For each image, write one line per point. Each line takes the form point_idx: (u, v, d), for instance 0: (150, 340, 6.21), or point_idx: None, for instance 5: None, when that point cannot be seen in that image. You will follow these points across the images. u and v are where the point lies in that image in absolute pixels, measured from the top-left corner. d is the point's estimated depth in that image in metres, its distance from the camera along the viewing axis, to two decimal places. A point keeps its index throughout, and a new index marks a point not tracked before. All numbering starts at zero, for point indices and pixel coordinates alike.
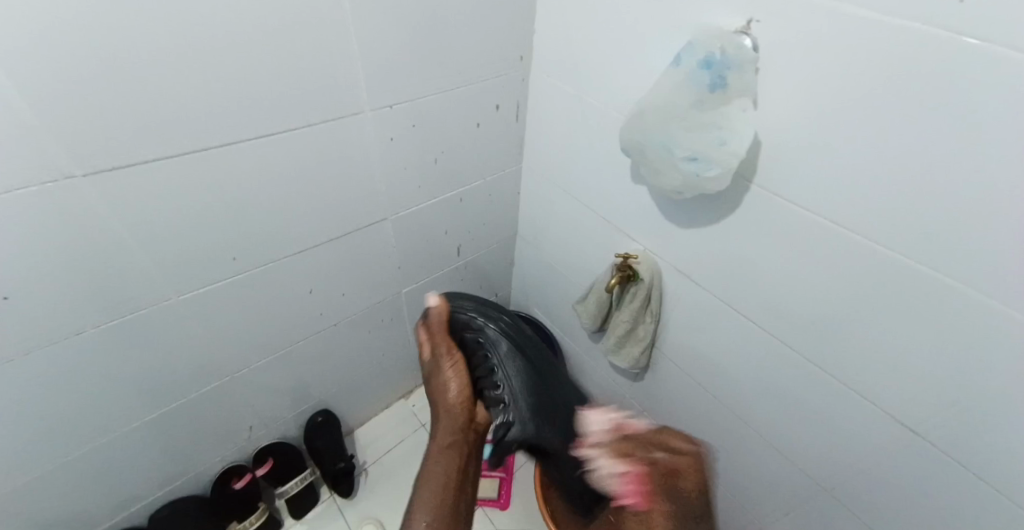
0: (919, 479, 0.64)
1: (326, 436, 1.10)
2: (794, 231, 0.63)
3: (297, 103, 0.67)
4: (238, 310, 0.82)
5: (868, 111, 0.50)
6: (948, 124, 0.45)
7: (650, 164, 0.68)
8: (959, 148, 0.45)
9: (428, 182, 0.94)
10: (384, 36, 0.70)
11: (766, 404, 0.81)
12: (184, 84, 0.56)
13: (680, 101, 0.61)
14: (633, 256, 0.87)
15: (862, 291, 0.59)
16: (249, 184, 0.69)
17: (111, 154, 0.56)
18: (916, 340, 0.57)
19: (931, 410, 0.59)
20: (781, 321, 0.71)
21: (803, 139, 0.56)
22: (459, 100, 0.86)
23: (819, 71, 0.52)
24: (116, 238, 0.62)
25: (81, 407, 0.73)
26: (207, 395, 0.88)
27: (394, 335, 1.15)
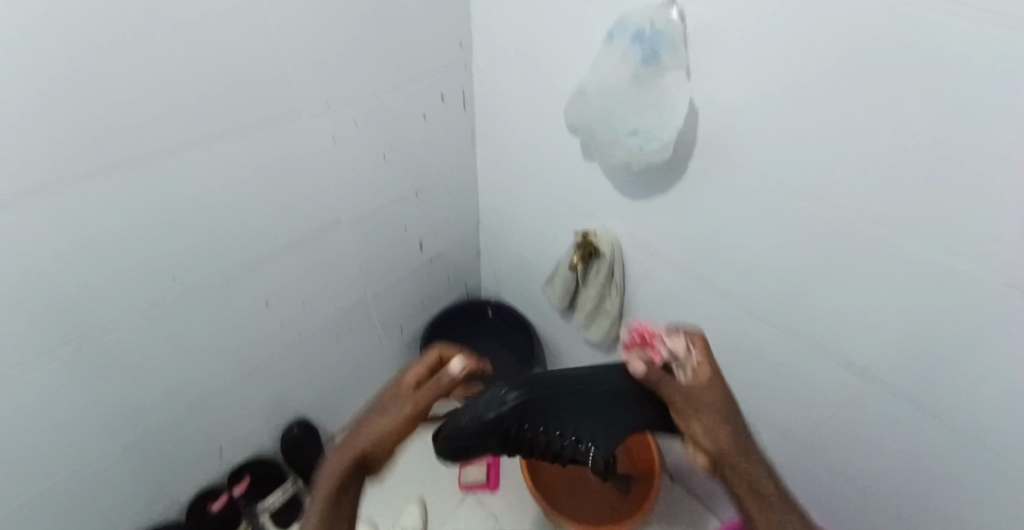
0: (919, 454, 0.62)
1: (305, 446, 1.08)
2: (756, 203, 0.60)
3: (223, 115, 0.60)
4: (192, 336, 0.75)
5: (815, 84, 0.47)
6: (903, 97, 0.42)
7: (598, 141, 0.67)
8: (916, 122, 0.42)
9: (384, 183, 0.87)
10: (321, 25, 0.63)
11: (744, 378, 0.79)
12: (90, 104, 0.49)
13: (617, 77, 0.59)
14: (592, 233, 0.85)
15: (828, 261, 0.57)
16: (190, 200, 0.63)
17: (27, 183, 0.49)
18: (900, 316, 0.54)
19: (917, 382, 0.57)
20: (762, 301, 0.68)
21: (755, 109, 0.54)
22: (407, 90, 0.79)
23: (760, 41, 0.49)
24: (43, 275, 0.55)
25: (35, 456, 0.67)
26: (175, 424, 0.83)
27: (367, 338, 1.10)
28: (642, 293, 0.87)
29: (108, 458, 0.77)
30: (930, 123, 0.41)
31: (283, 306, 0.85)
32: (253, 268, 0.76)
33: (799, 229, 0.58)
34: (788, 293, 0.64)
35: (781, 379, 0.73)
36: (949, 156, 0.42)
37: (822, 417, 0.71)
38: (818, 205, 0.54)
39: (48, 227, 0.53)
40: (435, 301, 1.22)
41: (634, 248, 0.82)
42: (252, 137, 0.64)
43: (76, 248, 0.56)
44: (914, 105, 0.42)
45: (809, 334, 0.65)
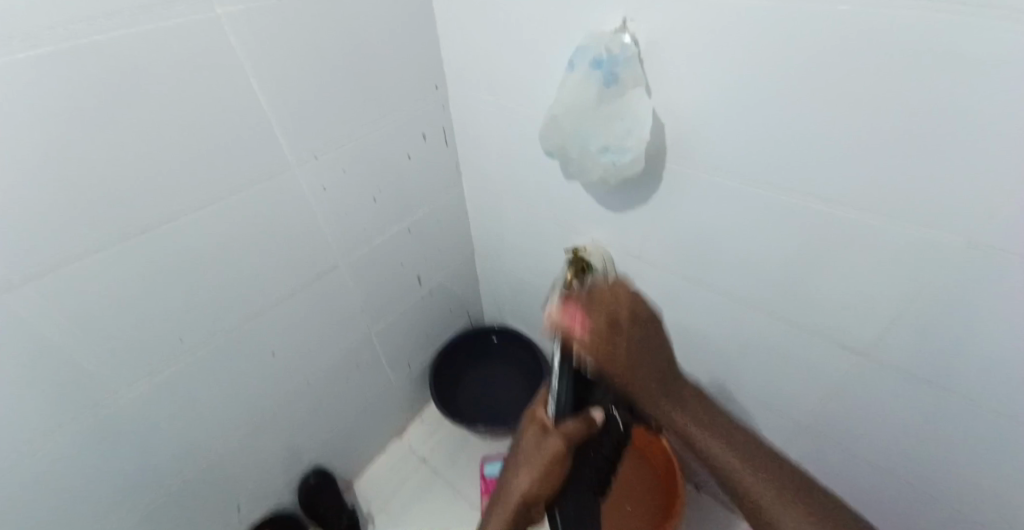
0: (928, 424, 0.63)
1: (324, 497, 1.08)
2: (733, 200, 0.63)
3: (220, 176, 0.63)
4: (206, 392, 0.76)
5: (770, 76, 0.51)
6: (857, 77, 0.45)
7: (575, 162, 0.69)
8: (874, 96, 0.45)
9: (376, 222, 0.89)
10: (307, 84, 0.68)
11: (749, 372, 0.80)
12: (96, 177, 0.53)
13: (583, 102, 0.62)
14: (583, 249, 0.85)
15: (808, 248, 0.59)
16: (194, 260, 0.65)
17: (41, 258, 0.52)
18: (886, 290, 0.56)
19: (914, 352, 0.58)
20: (754, 293, 0.70)
21: (719, 115, 0.57)
22: (390, 134, 0.83)
23: (710, 55, 0.54)
24: (60, 346, 0.58)
25: (61, 527, 0.68)
26: (193, 483, 0.83)
27: (376, 377, 1.11)
28: (639, 300, 0.88)
29: (131, 525, 0.77)
30: (885, 97, 0.45)
31: (289, 352, 0.86)
32: (256, 318, 0.77)
33: (778, 220, 0.60)
34: (777, 282, 0.66)
35: (781, 367, 0.75)
36: (910, 125, 0.45)
37: (832, 400, 0.72)
38: (790, 197, 0.57)
39: (65, 298, 0.56)
40: (438, 332, 1.24)
41: (626, 257, 0.84)
42: (248, 193, 0.67)
43: (86, 319, 0.58)
44: (863, 81, 0.45)
45: (804, 320, 0.67)
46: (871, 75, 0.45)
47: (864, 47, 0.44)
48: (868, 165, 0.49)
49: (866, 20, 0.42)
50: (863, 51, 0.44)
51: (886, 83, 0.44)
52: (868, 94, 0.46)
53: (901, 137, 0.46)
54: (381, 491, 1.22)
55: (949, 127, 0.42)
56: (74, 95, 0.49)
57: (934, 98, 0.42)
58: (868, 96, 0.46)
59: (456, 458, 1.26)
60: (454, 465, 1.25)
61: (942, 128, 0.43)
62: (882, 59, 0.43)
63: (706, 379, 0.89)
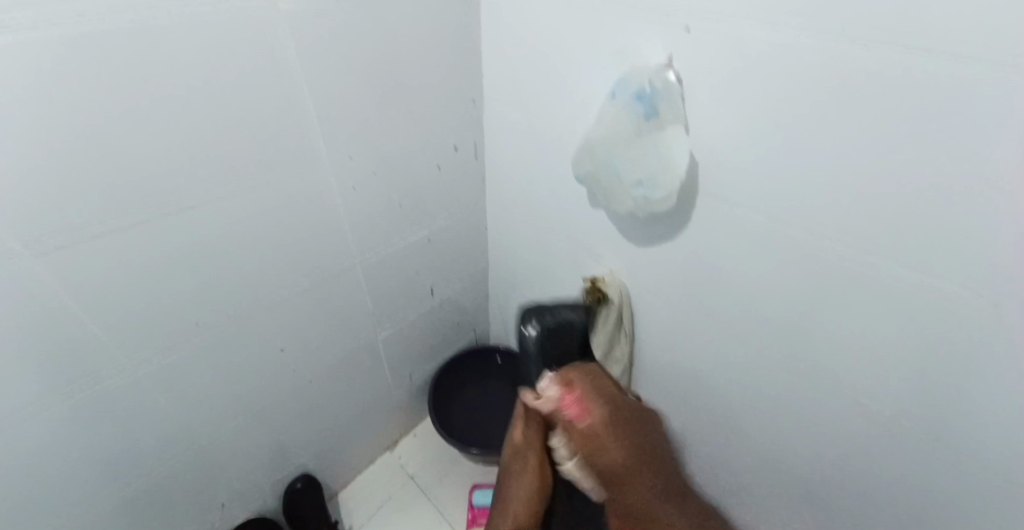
0: (947, 504, 0.59)
1: (304, 504, 1.05)
2: (757, 246, 0.62)
3: (252, 165, 0.65)
4: (207, 378, 0.76)
5: (795, 124, 0.51)
6: (880, 134, 0.45)
7: (605, 191, 0.70)
8: (895, 154, 0.45)
9: (396, 229, 0.90)
10: (348, 86, 0.69)
11: (761, 426, 0.77)
12: (136, 152, 0.55)
13: (622, 132, 0.63)
14: (600, 279, 0.86)
15: (831, 303, 0.58)
16: (217, 244, 0.66)
17: (74, 224, 0.54)
18: (910, 356, 0.54)
19: (934, 424, 0.56)
20: (770, 343, 0.68)
21: (748, 156, 0.57)
22: (421, 144, 0.84)
23: (745, 95, 0.54)
24: (73, 313, 0.58)
25: (46, 498, 0.67)
26: (179, 471, 0.82)
27: (376, 383, 1.10)
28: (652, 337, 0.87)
29: (112, 505, 0.76)
30: (907, 152, 0.44)
31: (294, 349, 0.86)
32: (265, 310, 0.78)
33: (803, 271, 0.59)
34: (796, 333, 0.64)
35: (794, 424, 0.72)
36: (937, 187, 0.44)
37: (845, 466, 0.69)
38: (815, 248, 0.56)
39: (89, 266, 0.57)
40: (443, 347, 1.22)
41: (643, 292, 0.83)
42: (275, 185, 0.68)
43: (100, 288, 0.59)
44: (884, 137, 0.45)
45: (822, 376, 0.65)
46: (892, 131, 0.44)
47: (891, 104, 0.44)
48: (889, 224, 0.48)
49: (893, 76, 0.42)
50: (888, 107, 0.44)
51: (905, 142, 0.44)
52: (891, 151, 0.45)
53: (919, 195, 0.45)
54: (365, 504, 1.19)
55: (964, 189, 0.42)
56: (120, 71, 0.50)
57: (951, 159, 0.42)
58: (891, 153, 0.45)
59: (445, 479, 1.23)
60: (442, 486, 1.22)
61: (963, 188, 0.42)
62: (904, 115, 0.43)
63: (712, 427, 0.87)
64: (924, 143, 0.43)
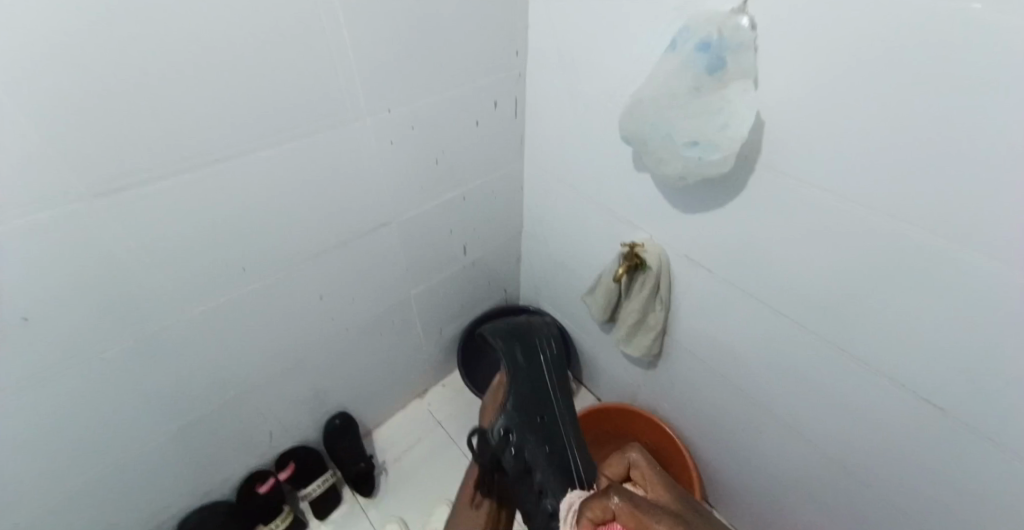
0: (996, 501, 0.56)
1: (345, 440, 1.11)
2: (819, 218, 0.57)
3: (294, 117, 0.63)
4: (252, 326, 0.78)
5: (888, 85, 0.45)
6: (984, 105, 0.40)
7: (653, 152, 0.65)
8: (999, 121, 0.39)
9: (432, 186, 0.88)
10: (390, 35, 0.65)
11: (796, 402, 0.74)
12: (180, 102, 0.53)
13: (681, 87, 0.57)
14: (639, 245, 0.82)
15: (898, 285, 0.53)
16: (259, 197, 0.66)
17: (127, 172, 0.54)
18: (980, 347, 0.50)
19: (1000, 423, 0.52)
20: (821, 322, 0.64)
21: (822, 118, 0.51)
22: (462, 98, 0.81)
23: (835, 48, 0.47)
24: (129, 259, 0.60)
25: (112, 424, 0.72)
26: (227, 408, 0.86)
27: (408, 337, 1.12)
28: (689, 307, 0.84)
29: (168, 435, 0.81)
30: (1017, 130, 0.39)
31: (332, 301, 0.87)
32: (302, 266, 0.78)
33: (867, 247, 0.54)
34: (850, 313, 0.60)
35: (838, 407, 0.68)
36: None
37: (886, 451, 0.66)
38: (886, 223, 0.51)
39: (142, 212, 0.57)
40: (474, 305, 1.23)
41: (682, 261, 0.79)
42: (315, 139, 0.67)
43: (152, 234, 0.60)
44: (983, 106, 0.40)
45: (878, 361, 0.61)
46: (994, 101, 0.39)
47: (1000, 65, 0.38)
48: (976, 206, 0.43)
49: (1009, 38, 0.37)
50: (996, 69, 0.38)
51: (1017, 118, 0.38)
52: (992, 120, 0.40)
53: (1018, 176, 0.40)
54: (396, 445, 1.24)
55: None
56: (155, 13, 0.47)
57: None
58: (992, 122, 0.40)
59: (473, 429, 1.27)
60: (470, 436, 1.26)
61: None
62: (1013, 87, 0.38)
63: (741, 402, 0.84)
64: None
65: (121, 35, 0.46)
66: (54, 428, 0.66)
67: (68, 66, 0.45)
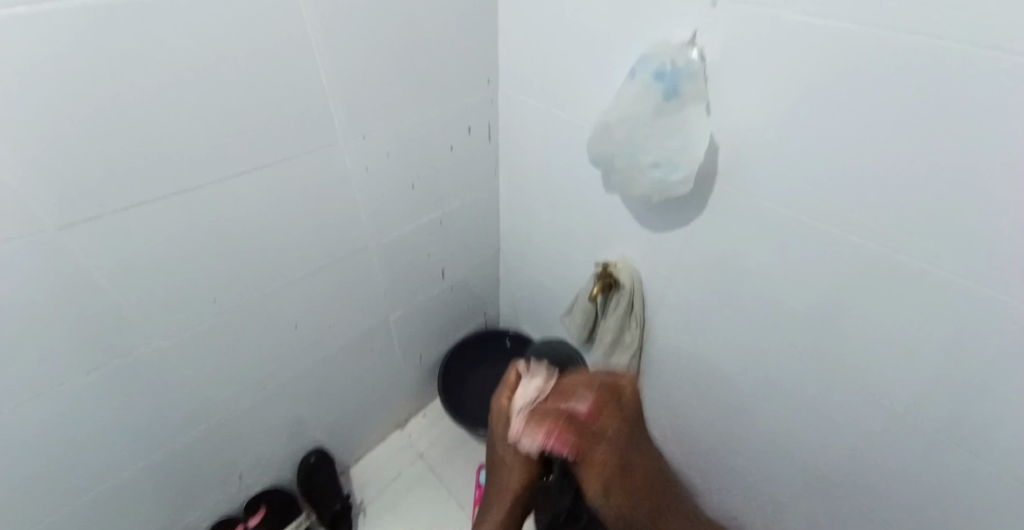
0: (965, 491, 0.59)
1: (320, 475, 1.08)
2: (777, 231, 0.61)
3: (272, 141, 0.64)
4: (228, 353, 0.78)
5: (830, 106, 0.50)
6: (923, 120, 0.44)
7: (620, 173, 0.68)
8: (933, 132, 0.44)
9: (411, 209, 0.90)
10: (366, 63, 0.69)
11: (769, 408, 0.77)
12: (160, 128, 0.55)
13: (642, 111, 0.61)
14: (612, 264, 0.86)
15: (851, 291, 0.58)
16: (239, 222, 0.67)
17: (102, 198, 0.54)
18: (928, 342, 0.54)
19: (955, 411, 0.56)
20: (786, 331, 0.68)
21: (776, 138, 0.55)
22: (437, 124, 0.84)
23: (780, 73, 0.52)
24: (104, 286, 0.60)
25: (78, 460, 0.69)
26: (202, 440, 0.84)
27: (388, 362, 1.11)
28: (664, 322, 0.86)
29: (138, 472, 0.78)
30: (949, 142, 0.44)
31: (310, 326, 0.87)
32: (281, 290, 0.78)
33: (821, 258, 0.58)
34: (811, 323, 0.64)
35: (810, 413, 0.71)
36: (987, 174, 0.43)
37: (855, 451, 0.69)
38: (839, 231, 0.55)
39: (119, 239, 0.58)
40: (454, 329, 1.23)
41: (654, 276, 0.82)
42: (294, 164, 0.68)
43: (128, 261, 0.60)
44: (919, 119, 0.45)
45: (841, 364, 0.64)
46: (927, 114, 0.44)
47: (926, 82, 0.43)
48: (917, 210, 0.48)
49: (933, 59, 0.42)
50: (924, 86, 0.43)
51: (951, 131, 0.43)
52: (927, 132, 0.44)
53: (952, 181, 0.45)
54: (377, 478, 1.21)
55: (1009, 179, 0.42)
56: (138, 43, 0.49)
57: (990, 136, 0.41)
58: (927, 133, 0.45)
59: (456, 455, 1.26)
60: (453, 463, 1.24)
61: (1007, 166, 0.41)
62: (941, 102, 0.43)
63: (718, 412, 0.87)
64: (968, 135, 0.42)
65: (102, 64, 0.48)
66: (17, 466, 0.64)
67: (48, 97, 0.46)
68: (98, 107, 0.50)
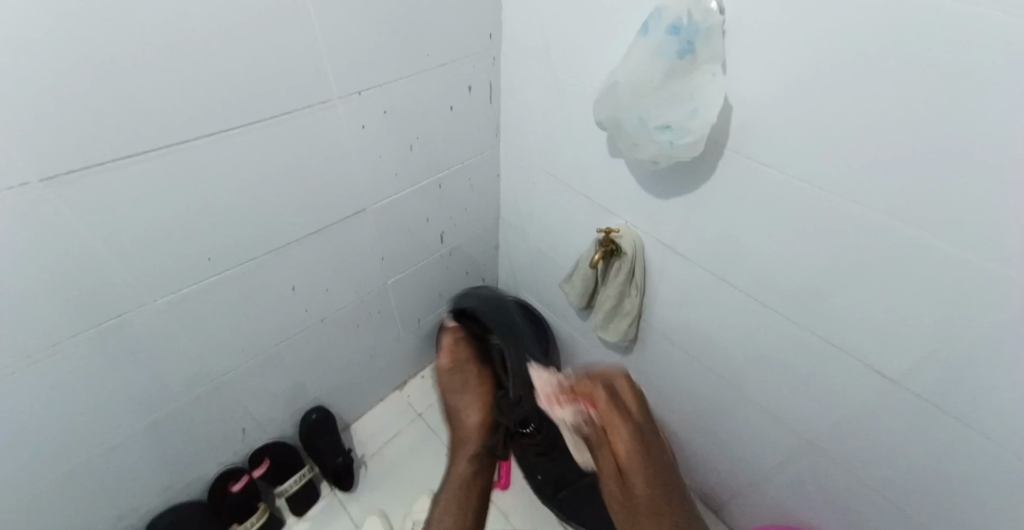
0: (955, 467, 0.60)
1: (323, 434, 1.10)
2: (785, 203, 0.59)
3: (263, 99, 0.61)
4: (224, 317, 0.77)
5: (854, 72, 0.47)
6: (954, 87, 0.42)
7: (627, 138, 0.66)
8: (963, 102, 0.42)
9: (408, 173, 0.87)
10: (363, 16, 0.64)
11: (766, 379, 0.78)
12: (144, 79, 0.51)
13: (652, 72, 0.58)
14: (615, 232, 0.83)
15: (858, 266, 0.56)
16: (231, 183, 0.64)
17: (84, 154, 0.51)
18: (934, 321, 0.53)
19: (955, 391, 0.55)
20: (788, 305, 0.67)
21: (792, 105, 0.53)
22: (436, 83, 0.80)
23: (803, 34, 0.49)
24: (92, 248, 0.58)
25: (77, 420, 0.69)
26: (202, 401, 0.85)
27: (386, 327, 1.11)
28: (664, 291, 0.86)
29: (139, 431, 0.79)
30: (977, 112, 0.41)
31: (307, 290, 0.86)
32: (276, 254, 0.77)
33: (829, 231, 0.57)
34: (814, 297, 0.63)
35: (806, 385, 0.72)
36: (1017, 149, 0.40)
37: (849, 423, 0.69)
38: (851, 204, 0.53)
39: (105, 198, 0.55)
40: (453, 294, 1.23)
41: (657, 246, 0.81)
42: (287, 123, 0.65)
43: (117, 222, 0.58)
44: (950, 88, 0.42)
45: (842, 339, 0.63)
46: (959, 82, 0.41)
47: (963, 47, 0.40)
48: (936, 186, 0.46)
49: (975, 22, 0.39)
50: (960, 51, 0.40)
51: (983, 101, 0.41)
52: (957, 102, 0.42)
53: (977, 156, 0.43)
54: (375, 438, 1.24)
55: None
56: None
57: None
58: (957, 103, 0.42)
59: None
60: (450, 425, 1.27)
61: None
62: (977, 69, 0.40)
63: (714, 382, 0.87)
64: (1004, 106, 0.40)
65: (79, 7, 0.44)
66: (17, 425, 0.64)
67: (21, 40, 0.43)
68: (74, 53, 0.46)
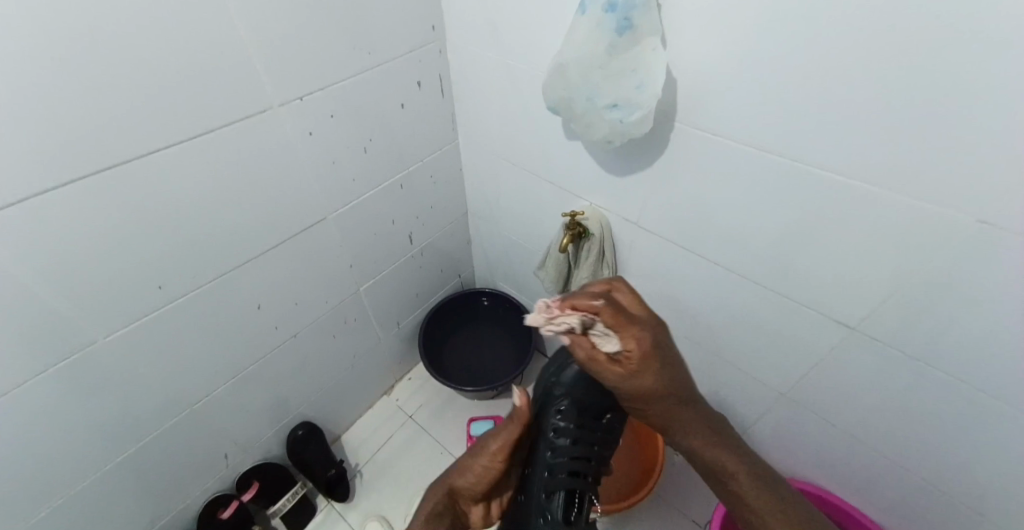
0: (923, 399, 0.63)
1: (312, 448, 1.08)
2: (739, 167, 0.61)
3: (198, 112, 0.59)
4: (189, 342, 0.74)
5: (785, 33, 0.48)
6: (879, 39, 0.42)
7: (580, 119, 0.66)
8: (888, 54, 0.43)
9: (366, 174, 0.85)
10: (292, 15, 0.62)
11: (740, 340, 0.80)
12: (64, 104, 0.48)
13: (595, 51, 0.58)
14: (580, 213, 0.84)
15: (811, 221, 0.58)
16: (178, 202, 0.62)
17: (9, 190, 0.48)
18: (886, 267, 0.55)
19: (912, 329, 0.58)
20: (752, 266, 0.69)
21: (733, 71, 0.54)
22: (382, 80, 0.78)
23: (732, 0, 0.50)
24: (34, 286, 0.55)
25: (43, 467, 0.67)
26: (178, 430, 0.82)
27: (363, 333, 1.09)
28: (634, 266, 0.87)
29: (114, 469, 0.76)
30: (904, 62, 0.42)
31: (275, 303, 0.84)
32: (238, 270, 0.75)
33: (783, 191, 0.58)
34: (775, 256, 0.65)
35: (778, 340, 0.74)
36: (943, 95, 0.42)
37: (821, 370, 0.72)
38: (799, 163, 0.55)
39: (41, 234, 0.52)
40: (429, 293, 1.22)
41: (623, 222, 0.82)
42: (228, 135, 0.63)
43: (58, 257, 0.55)
44: (874, 42, 0.43)
45: (805, 294, 0.66)
46: (882, 34, 0.42)
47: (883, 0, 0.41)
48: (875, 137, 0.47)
49: None
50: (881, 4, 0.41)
51: (908, 51, 0.42)
52: (884, 54, 0.43)
53: (908, 104, 0.44)
54: (367, 445, 1.23)
55: (964, 99, 0.41)
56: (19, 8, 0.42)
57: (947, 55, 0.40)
58: (884, 56, 0.43)
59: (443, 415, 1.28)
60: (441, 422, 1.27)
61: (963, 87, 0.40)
62: (898, 21, 0.41)
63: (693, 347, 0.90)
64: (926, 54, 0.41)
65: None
66: None
67: None
68: None
